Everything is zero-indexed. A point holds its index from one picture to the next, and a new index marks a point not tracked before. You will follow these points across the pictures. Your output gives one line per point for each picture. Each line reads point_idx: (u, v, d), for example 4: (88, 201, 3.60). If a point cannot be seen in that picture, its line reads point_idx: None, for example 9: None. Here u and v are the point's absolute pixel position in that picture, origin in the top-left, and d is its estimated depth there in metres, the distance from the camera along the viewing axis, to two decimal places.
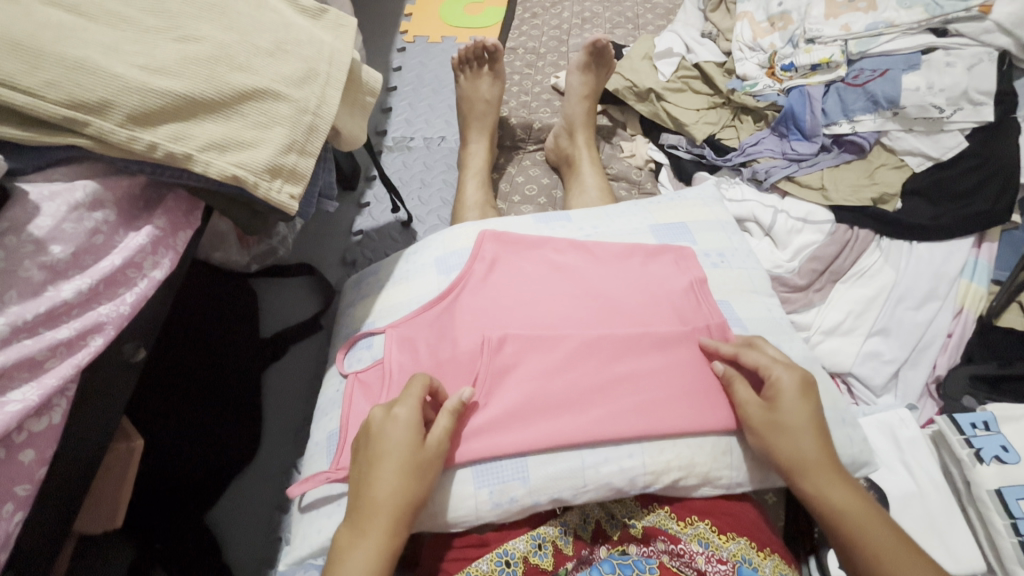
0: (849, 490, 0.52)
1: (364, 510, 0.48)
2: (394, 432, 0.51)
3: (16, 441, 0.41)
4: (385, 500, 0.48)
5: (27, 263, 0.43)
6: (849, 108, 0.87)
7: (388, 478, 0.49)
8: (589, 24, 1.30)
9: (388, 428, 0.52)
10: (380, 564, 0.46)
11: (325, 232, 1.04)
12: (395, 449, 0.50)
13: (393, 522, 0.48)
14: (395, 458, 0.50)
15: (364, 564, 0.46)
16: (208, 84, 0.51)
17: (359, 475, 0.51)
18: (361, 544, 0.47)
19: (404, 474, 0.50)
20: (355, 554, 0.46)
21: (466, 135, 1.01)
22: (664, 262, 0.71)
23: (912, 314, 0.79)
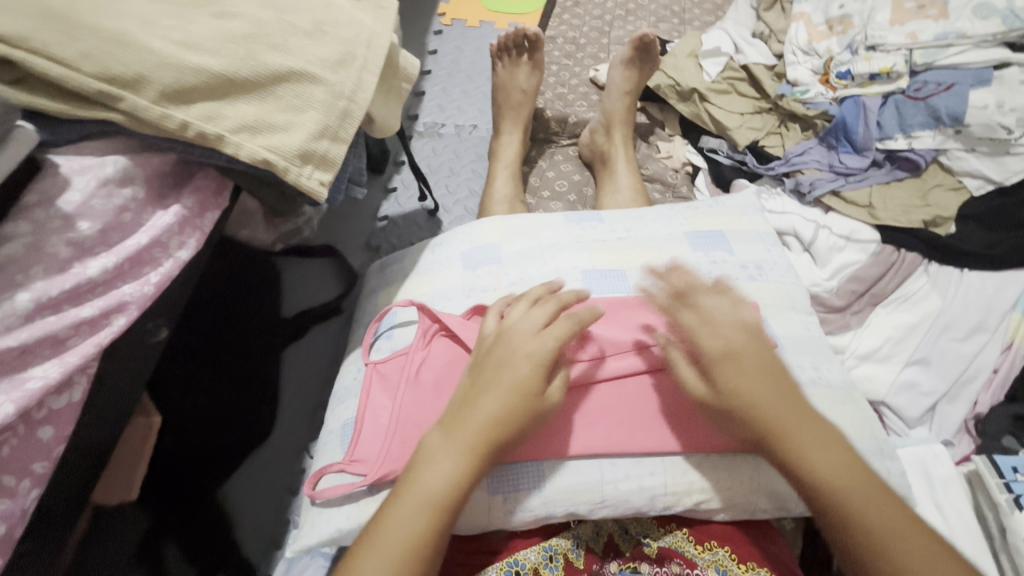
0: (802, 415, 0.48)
1: (456, 428, 0.48)
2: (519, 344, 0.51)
3: (36, 417, 0.40)
4: (431, 486, 0.46)
5: (54, 239, 0.43)
6: (906, 123, 0.82)
7: (487, 405, 0.48)
8: (633, 16, 1.25)
9: (511, 355, 0.50)
10: (456, 485, 0.46)
11: (351, 215, 1.03)
12: (507, 385, 0.49)
13: (479, 453, 0.47)
14: (514, 389, 0.49)
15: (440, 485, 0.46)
16: (242, 63, 0.49)
17: (467, 391, 0.50)
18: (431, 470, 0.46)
19: (500, 418, 0.48)
20: (432, 468, 0.46)
21: (500, 125, 0.99)
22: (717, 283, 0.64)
23: (956, 345, 0.75)
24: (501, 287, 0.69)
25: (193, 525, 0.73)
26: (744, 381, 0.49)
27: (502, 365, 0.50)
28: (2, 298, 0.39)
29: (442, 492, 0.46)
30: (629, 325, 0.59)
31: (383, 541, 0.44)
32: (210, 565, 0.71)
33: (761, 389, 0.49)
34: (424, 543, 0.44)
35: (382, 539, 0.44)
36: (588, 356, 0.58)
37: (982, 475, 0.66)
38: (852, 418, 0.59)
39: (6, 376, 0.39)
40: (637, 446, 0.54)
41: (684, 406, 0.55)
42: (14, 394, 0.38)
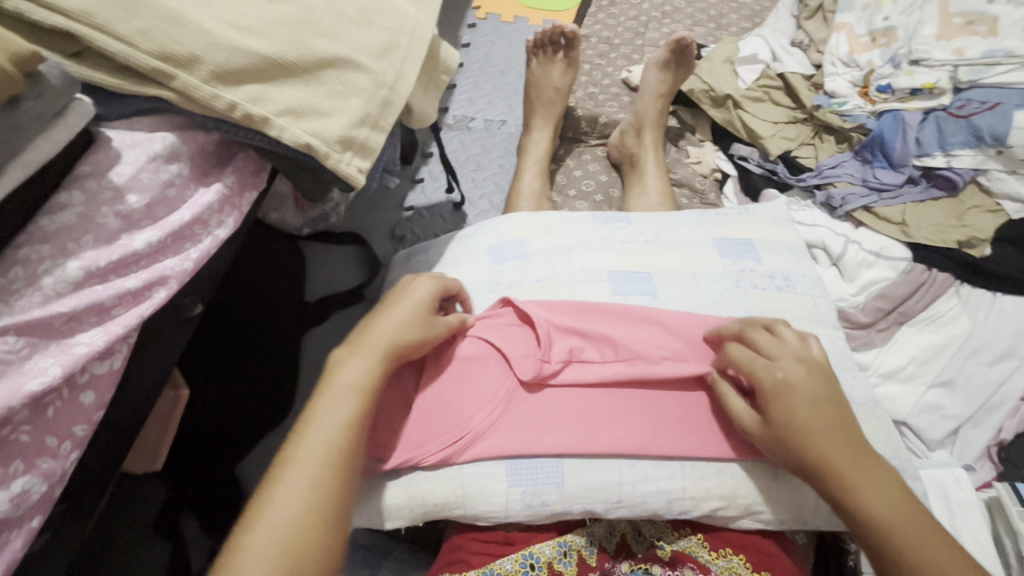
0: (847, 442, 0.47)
1: (363, 335, 0.51)
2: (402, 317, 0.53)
3: (79, 381, 0.41)
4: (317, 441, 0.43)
5: (104, 210, 0.44)
6: (946, 140, 0.80)
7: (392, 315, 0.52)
8: (668, 19, 1.25)
9: (405, 290, 0.55)
10: (376, 373, 0.48)
11: (377, 203, 1.04)
12: (400, 306, 0.53)
13: (387, 352, 0.50)
14: (409, 309, 0.53)
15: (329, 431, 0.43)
16: (291, 47, 0.50)
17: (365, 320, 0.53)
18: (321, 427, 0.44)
19: (407, 325, 0.52)
20: (321, 421, 0.44)
21: (531, 122, 0.99)
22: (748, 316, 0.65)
23: (983, 370, 0.74)
24: (526, 283, 0.70)
25: (209, 498, 0.74)
26: (797, 411, 0.48)
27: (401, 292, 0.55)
28: (54, 265, 0.41)
29: (354, 386, 0.47)
30: (651, 337, 0.60)
31: (310, 433, 0.43)
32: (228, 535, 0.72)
33: (826, 430, 0.47)
34: (353, 428, 0.44)
35: (309, 432, 0.44)
36: (604, 358, 0.59)
37: (1003, 502, 0.66)
38: (876, 436, 0.58)
39: (54, 340, 0.40)
40: (659, 446, 0.55)
41: (705, 410, 0.57)
42: (61, 357, 0.39)
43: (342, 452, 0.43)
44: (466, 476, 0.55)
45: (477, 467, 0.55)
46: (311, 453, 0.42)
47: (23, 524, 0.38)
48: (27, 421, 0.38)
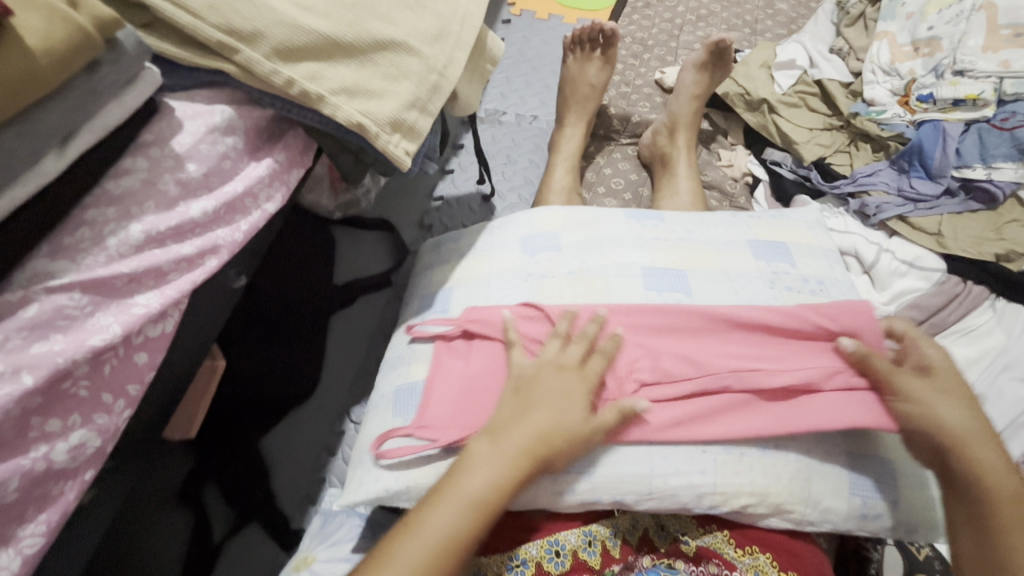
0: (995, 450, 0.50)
1: (500, 445, 0.51)
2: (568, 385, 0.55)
3: (134, 342, 0.42)
4: (437, 530, 0.46)
5: (166, 176, 0.45)
6: (988, 153, 0.80)
7: (536, 420, 0.52)
8: (703, 23, 1.24)
9: (543, 395, 0.54)
10: (498, 492, 0.49)
11: (407, 192, 1.05)
12: (535, 422, 0.52)
13: (517, 479, 0.49)
14: (531, 423, 0.52)
15: (447, 523, 0.47)
16: (349, 29, 0.51)
17: (498, 420, 0.53)
18: (438, 509, 0.47)
19: (528, 443, 0.51)
20: (441, 507, 0.47)
21: (564, 117, 0.99)
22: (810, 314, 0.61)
23: (1016, 385, 0.73)
24: (559, 274, 0.70)
25: (229, 472, 0.75)
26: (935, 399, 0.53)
27: (549, 394, 0.54)
28: (117, 227, 0.42)
29: (470, 527, 0.47)
30: (708, 347, 0.60)
31: (422, 531, 0.46)
32: (250, 507, 0.74)
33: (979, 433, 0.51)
34: (463, 523, 0.47)
35: (418, 530, 0.46)
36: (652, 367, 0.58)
37: None
38: None
39: (114, 300, 0.41)
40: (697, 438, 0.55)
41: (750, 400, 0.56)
42: (121, 316, 0.40)
43: (441, 554, 0.45)
44: None
45: None
46: (417, 546, 0.45)
47: (77, 476, 0.39)
48: (86, 376, 0.39)
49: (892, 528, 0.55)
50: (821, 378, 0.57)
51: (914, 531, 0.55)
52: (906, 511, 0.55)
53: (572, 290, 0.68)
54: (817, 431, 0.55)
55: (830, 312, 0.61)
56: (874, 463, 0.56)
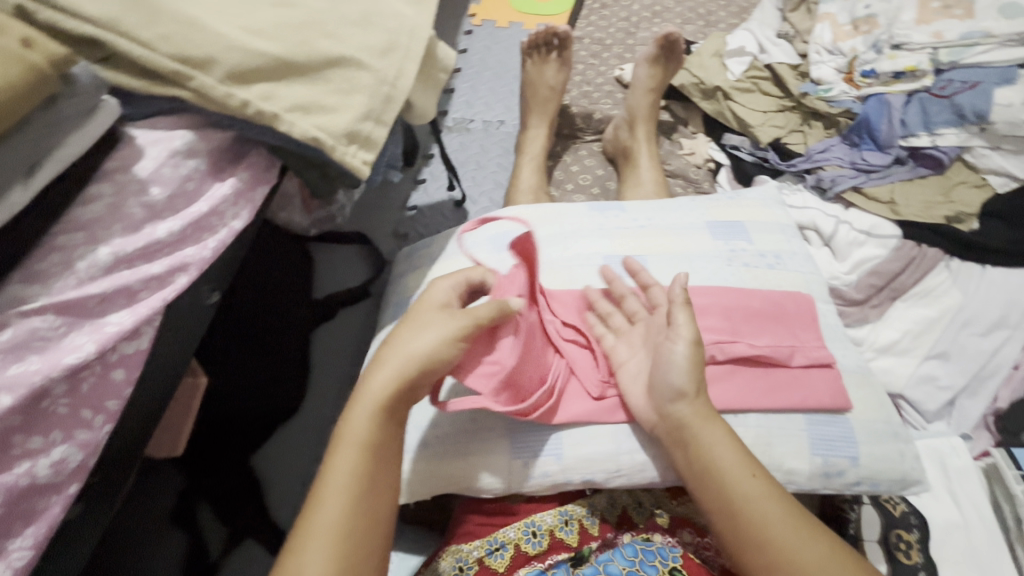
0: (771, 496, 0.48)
1: (380, 399, 0.46)
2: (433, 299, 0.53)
3: (110, 359, 0.44)
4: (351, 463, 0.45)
5: (131, 201, 0.47)
6: (931, 120, 0.83)
7: (410, 346, 0.48)
8: (658, 18, 1.28)
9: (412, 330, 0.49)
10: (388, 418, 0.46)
11: (381, 204, 1.08)
12: (398, 356, 0.47)
13: (392, 417, 0.46)
14: (402, 356, 0.47)
15: (354, 458, 0.45)
16: (299, 48, 0.54)
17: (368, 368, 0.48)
18: (351, 444, 0.45)
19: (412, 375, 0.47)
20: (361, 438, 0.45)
21: (527, 120, 1.02)
22: (769, 295, 0.66)
23: (975, 341, 0.76)
24: None
25: (222, 489, 0.77)
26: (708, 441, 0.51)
27: (421, 321, 0.50)
28: (86, 251, 0.44)
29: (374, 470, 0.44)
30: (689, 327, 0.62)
31: (332, 482, 0.44)
32: (246, 523, 0.76)
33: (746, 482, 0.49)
34: (370, 460, 0.45)
35: (328, 477, 0.44)
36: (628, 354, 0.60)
37: (1000, 468, 0.68)
38: (867, 400, 0.60)
39: (87, 320, 0.43)
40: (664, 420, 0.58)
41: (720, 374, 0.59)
42: (95, 335, 0.42)
43: (372, 489, 0.44)
44: (468, 452, 0.58)
45: (480, 444, 0.58)
46: (337, 502, 0.43)
47: (62, 490, 0.41)
48: (65, 394, 0.41)
49: (857, 483, 0.56)
50: (771, 352, 0.60)
51: (878, 482, 0.57)
52: (870, 466, 0.57)
53: None
54: (783, 398, 0.58)
55: (773, 296, 0.66)
56: (833, 423, 0.58)
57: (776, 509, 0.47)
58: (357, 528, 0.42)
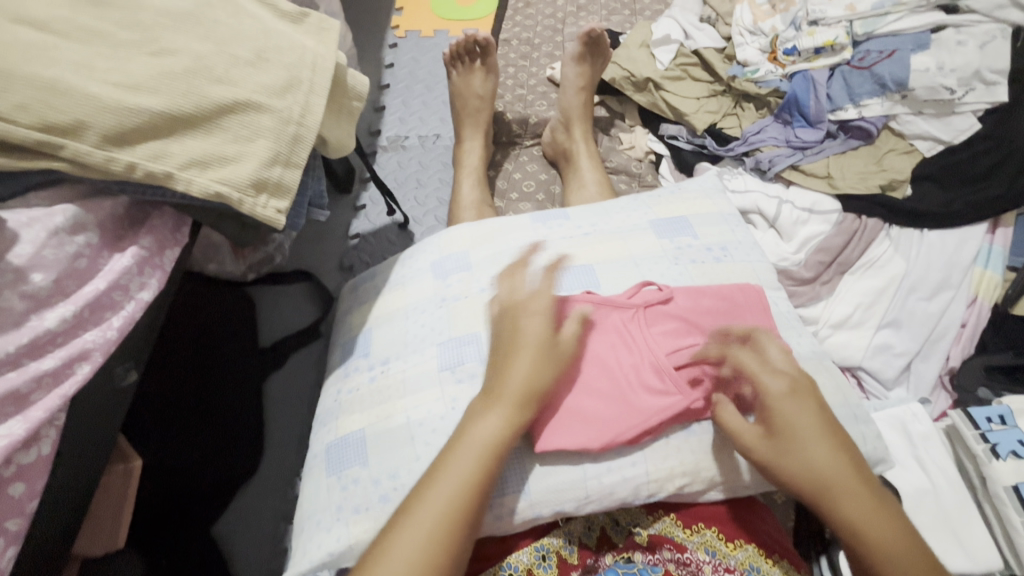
0: (825, 448, 0.49)
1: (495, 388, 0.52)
2: (518, 368, 0.53)
3: (4, 476, 0.41)
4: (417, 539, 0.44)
5: (8, 293, 0.42)
6: (855, 92, 0.83)
7: (487, 429, 0.50)
8: (584, 12, 1.26)
9: (527, 325, 0.55)
10: (466, 498, 0.47)
11: (323, 237, 1.04)
12: (532, 344, 0.54)
13: (522, 406, 0.51)
14: (511, 397, 0.51)
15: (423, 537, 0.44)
16: (185, 99, 0.49)
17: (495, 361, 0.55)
18: (423, 512, 0.45)
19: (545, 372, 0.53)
20: (439, 486, 0.47)
21: (461, 133, 0.99)
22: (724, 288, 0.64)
23: (923, 305, 0.78)
24: (471, 294, 0.68)
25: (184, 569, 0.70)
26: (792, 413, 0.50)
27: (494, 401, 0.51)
28: None
29: (500, 438, 0.50)
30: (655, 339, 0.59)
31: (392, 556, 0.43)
32: None
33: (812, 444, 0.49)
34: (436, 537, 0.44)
35: (388, 555, 0.43)
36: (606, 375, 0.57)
37: (959, 429, 0.69)
38: (826, 386, 0.59)
39: None
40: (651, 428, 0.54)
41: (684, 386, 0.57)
42: None
43: (495, 457, 0.49)
44: None
45: None
46: (462, 462, 0.48)
47: None
48: None
49: None
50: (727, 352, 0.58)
51: None
52: None
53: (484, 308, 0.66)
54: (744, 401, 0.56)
55: (723, 290, 0.64)
56: None
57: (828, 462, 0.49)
58: (475, 488, 0.47)
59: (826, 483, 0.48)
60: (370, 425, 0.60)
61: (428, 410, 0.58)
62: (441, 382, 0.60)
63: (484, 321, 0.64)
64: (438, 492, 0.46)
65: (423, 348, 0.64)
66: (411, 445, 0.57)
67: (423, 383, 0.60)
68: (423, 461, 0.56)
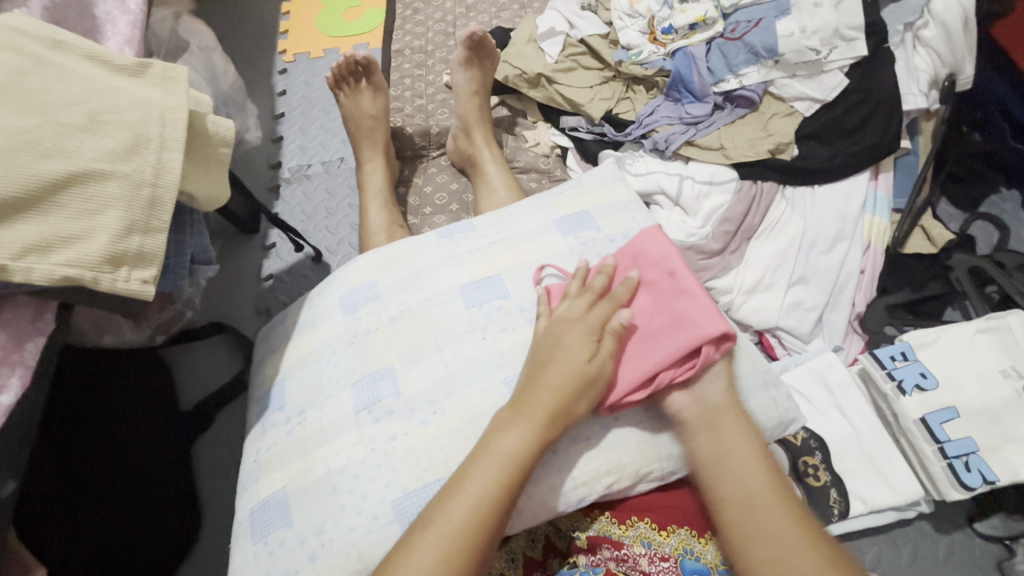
0: (742, 439, 0.54)
1: (527, 399, 0.52)
2: (462, 499, 0.48)
3: None
4: None
5: None
6: (732, 63, 0.85)
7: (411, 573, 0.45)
8: (473, 12, 1.24)
9: (569, 343, 0.55)
10: None
11: (235, 283, 0.99)
12: (511, 430, 0.51)
13: (462, 537, 0.46)
14: (444, 527, 0.47)
15: None
16: (8, 182, 0.45)
17: (531, 374, 0.54)
18: None
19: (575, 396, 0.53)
20: None
21: (360, 155, 0.95)
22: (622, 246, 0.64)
23: (824, 259, 0.81)
24: (383, 324, 0.64)
25: None
26: (722, 428, 0.55)
27: (419, 542, 0.46)
28: None
29: (523, 453, 0.50)
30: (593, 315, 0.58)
31: None
32: None
33: (739, 449, 0.54)
34: None
35: None
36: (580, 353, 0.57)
37: (868, 371, 0.72)
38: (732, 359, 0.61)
39: None
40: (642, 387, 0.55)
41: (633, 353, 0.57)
42: None
43: None
44: (362, 548, 0.52)
45: (371, 539, 0.52)
46: (487, 471, 0.49)
47: None
48: None
49: None
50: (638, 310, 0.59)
51: (760, 434, 0.59)
52: (748, 421, 0.59)
53: (397, 339, 0.62)
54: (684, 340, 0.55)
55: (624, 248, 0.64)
56: None
57: (742, 445, 0.54)
58: None
59: (733, 468, 0.53)
60: (291, 482, 0.57)
61: (348, 456, 0.56)
62: (359, 424, 0.57)
63: (397, 351, 0.61)
64: (437, 533, 0.46)
65: (338, 391, 0.60)
66: (335, 495, 0.55)
67: (340, 428, 0.58)
68: (347, 510, 0.53)
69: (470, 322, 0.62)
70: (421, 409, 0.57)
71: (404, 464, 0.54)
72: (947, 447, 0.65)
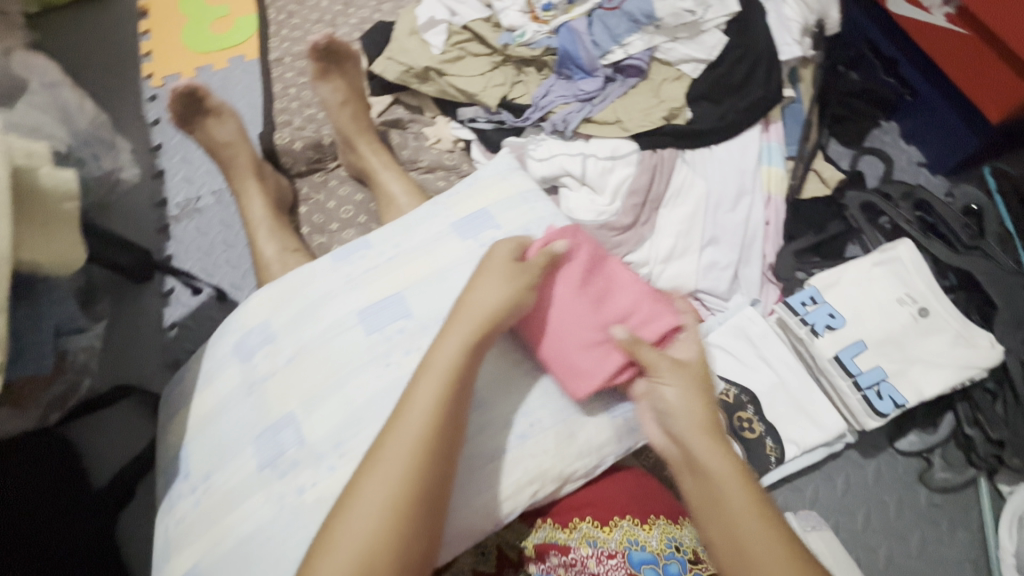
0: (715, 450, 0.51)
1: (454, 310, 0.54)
2: (419, 393, 0.48)
3: None
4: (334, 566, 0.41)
5: None
6: (615, 33, 0.85)
7: (389, 469, 0.45)
8: (353, 8, 1.17)
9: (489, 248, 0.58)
10: (374, 535, 0.43)
11: (134, 338, 0.91)
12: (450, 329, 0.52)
13: (430, 424, 0.47)
14: (412, 419, 0.47)
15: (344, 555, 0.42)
16: None
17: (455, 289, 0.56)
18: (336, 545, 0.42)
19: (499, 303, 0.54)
20: (345, 525, 0.43)
21: (248, 181, 0.88)
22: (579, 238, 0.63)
23: (730, 217, 0.82)
24: (279, 368, 0.60)
25: None
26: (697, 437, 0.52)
27: (388, 439, 0.47)
28: None
29: (457, 353, 0.51)
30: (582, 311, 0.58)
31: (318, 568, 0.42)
32: None
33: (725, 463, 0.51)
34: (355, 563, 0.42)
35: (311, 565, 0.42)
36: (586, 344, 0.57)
37: (785, 320, 0.75)
38: None
39: None
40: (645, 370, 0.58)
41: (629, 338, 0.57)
42: None
43: (415, 482, 0.45)
44: None
45: None
46: (431, 379, 0.49)
47: None
48: None
49: None
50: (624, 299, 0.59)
51: None
52: None
53: (297, 381, 0.59)
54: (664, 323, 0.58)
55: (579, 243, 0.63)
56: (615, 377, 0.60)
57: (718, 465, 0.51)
58: (396, 505, 0.44)
59: (716, 495, 0.50)
60: (203, 556, 0.53)
61: (258, 519, 0.52)
62: (264, 483, 0.54)
63: (297, 397, 0.58)
64: (407, 425, 0.47)
65: (239, 450, 0.57)
66: (249, 562, 0.51)
67: (247, 491, 0.54)
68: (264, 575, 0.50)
69: (372, 350, 0.59)
70: (328, 454, 0.54)
71: (317, 516, 0.51)
72: (859, 379, 0.70)
